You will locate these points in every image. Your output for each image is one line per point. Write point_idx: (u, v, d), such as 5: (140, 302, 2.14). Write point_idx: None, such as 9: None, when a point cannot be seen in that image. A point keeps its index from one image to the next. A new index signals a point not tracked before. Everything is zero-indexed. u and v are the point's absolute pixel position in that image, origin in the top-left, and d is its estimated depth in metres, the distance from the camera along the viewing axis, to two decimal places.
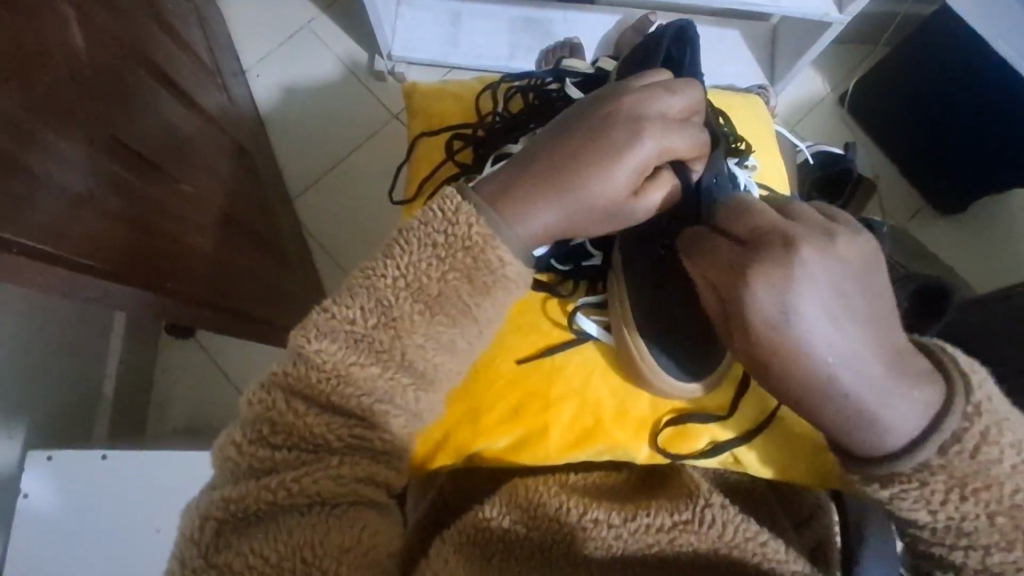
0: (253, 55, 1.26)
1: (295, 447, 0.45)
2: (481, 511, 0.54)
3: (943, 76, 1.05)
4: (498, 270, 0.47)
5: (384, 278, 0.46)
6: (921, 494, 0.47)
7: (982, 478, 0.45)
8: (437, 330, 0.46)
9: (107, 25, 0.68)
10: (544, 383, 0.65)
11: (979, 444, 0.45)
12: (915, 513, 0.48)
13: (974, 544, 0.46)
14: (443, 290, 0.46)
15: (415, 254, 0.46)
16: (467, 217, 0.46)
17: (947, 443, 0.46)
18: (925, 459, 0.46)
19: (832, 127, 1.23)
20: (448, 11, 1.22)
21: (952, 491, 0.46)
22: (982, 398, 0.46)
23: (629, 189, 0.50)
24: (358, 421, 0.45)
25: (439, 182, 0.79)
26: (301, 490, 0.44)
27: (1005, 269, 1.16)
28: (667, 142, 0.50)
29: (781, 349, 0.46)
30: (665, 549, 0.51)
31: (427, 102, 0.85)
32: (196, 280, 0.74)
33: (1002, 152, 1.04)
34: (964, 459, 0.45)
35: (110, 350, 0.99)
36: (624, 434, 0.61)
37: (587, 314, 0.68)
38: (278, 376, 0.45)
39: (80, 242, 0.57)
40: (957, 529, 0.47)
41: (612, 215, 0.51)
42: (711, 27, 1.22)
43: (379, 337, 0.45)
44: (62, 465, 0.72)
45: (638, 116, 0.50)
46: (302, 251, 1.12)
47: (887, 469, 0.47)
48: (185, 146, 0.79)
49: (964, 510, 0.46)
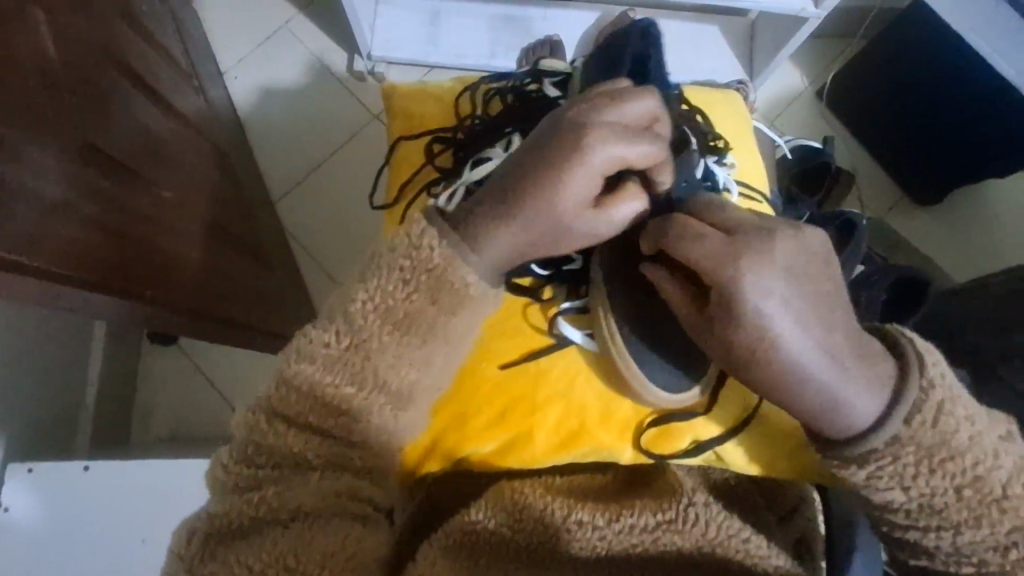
0: (230, 56, 1.25)
1: (278, 465, 0.47)
2: (467, 514, 0.54)
3: (918, 69, 1.06)
4: (463, 291, 0.49)
5: (355, 301, 0.48)
6: (894, 469, 0.49)
7: (946, 450, 0.49)
8: (408, 349, 0.48)
9: (80, 29, 0.67)
10: (530, 387, 0.65)
11: (937, 415, 0.49)
12: (889, 493, 0.51)
13: (947, 522, 0.50)
14: (410, 311, 0.48)
15: (382, 279, 0.48)
16: (430, 241, 0.48)
17: (911, 415, 0.49)
18: (892, 433, 0.49)
19: (811, 121, 1.24)
20: (428, 9, 1.21)
21: (921, 464, 0.49)
22: (934, 374, 0.50)
23: (581, 201, 0.50)
24: (337, 441, 0.47)
25: (419, 185, 0.79)
26: (282, 505, 0.45)
27: (981, 258, 1.19)
28: (613, 149, 0.49)
29: (753, 335, 0.48)
30: (649, 549, 0.51)
31: (406, 103, 0.85)
32: (178, 287, 0.73)
33: (978, 143, 1.06)
34: (928, 430, 0.49)
35: (91, 359, 0.98)
36: (609, 436, 0.63)
37: (570, 320, 0.68)
38: (261, 398, 0.47)
39: (56, 251, 0.56)
40: (928, 506, 0.50)
41: (570, 228, 0.51)
42: (690, 23, 1.22)
43: (352, 359, 0.47)
44: (44, 477, 0.71)
45: (581, 127, 0.49)
46: (285, 255, 1.11)
47: (860, 448, 0.50)
48: (163, 150, 0.78)
49: (934, 485, 0.49)
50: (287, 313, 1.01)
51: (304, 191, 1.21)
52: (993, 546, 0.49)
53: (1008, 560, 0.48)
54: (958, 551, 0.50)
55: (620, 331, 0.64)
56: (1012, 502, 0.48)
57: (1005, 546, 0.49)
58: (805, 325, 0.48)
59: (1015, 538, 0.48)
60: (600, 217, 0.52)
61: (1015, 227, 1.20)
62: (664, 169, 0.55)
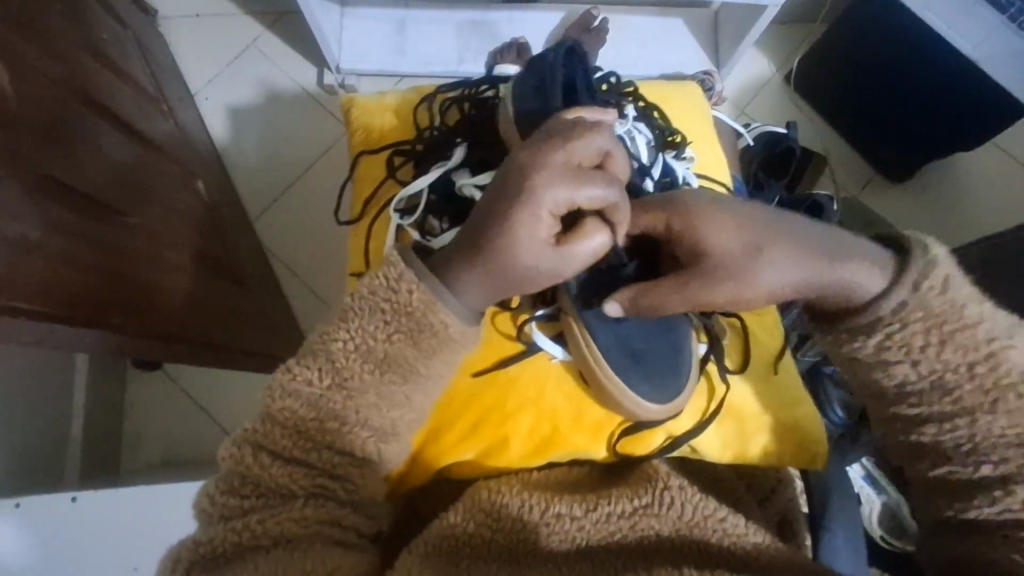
0: (199, 78, 1.25)
1: (262, 495, 0.49)
2: (445, 519, 0.54)
3: (878, 52, 1.07)
4: (441, 331, 0.52)
5: (337, 340, 0.51)
6: (902, 338, 0.50)
7: (955, 320, 0.49)
8: (389, 387, 0.51)
9: (35, 63, 0.68)
10: (501, 398, 0.67)
11: (945, 281, 0.50)
12: (898, 369, 0.51)
13: (961, 408, 0.50)
14: (390, 352, 0.51)
15: (365, 321, 0.51)
16: (408, 284, 0.51)
17: (919, 281, 0.50)
18: (898, 298, 0.50)
19: (780, 106, 1.25)
20: (393, 20, 1.22)
21: (931, 334, 0.50)
22: (939, 251, 0.51)
23: (535, 248, 0.50)
24: (321, 472, 0.50)
25: (384, 201, 0.80)
26: (265, 531, 0.48)
27: (957, 229, 1.20)
28: (551, 197, 0.48)
29: (725, 253, 0.52)
30: (627, 535, 0.53)
31: (367, 118, 0.86)
32: (155, 314, 0.73)
33: (945, 118, 1.07)
34: (937, 296, 0.50)
35: (75, 389, 0.98)
36: (583, 438, 0.66)
37: (540, 328, 0.69)
38: (248, 432, 0.50)
39: (22, 286, 0.56)
40: (941, 387, 0.50)
41: (533, 270, 0.51)
42: (653, 17, 1.23)
43: (333, 398, 0.50)
44: (31, 512, 0.70)
45: (521, 178, 0.49)
46: (265, 274, 1.11)
47: (865, 317, 0.51)
48: (132, 177, 0.78)
49: (946, 360, 0.50)
50: (272, 330, 1.01)
51: (282, 207, 1.21)
52: (1019, 443, 0.48)
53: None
54: (978, 446, 0.49)
55: (599, 348, 0.64)
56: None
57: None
58: (761, 224, 0.52)
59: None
60: (562, 258, 0.51)
61: (988, 196, 1.21)
62: (624, 203, 0.52)
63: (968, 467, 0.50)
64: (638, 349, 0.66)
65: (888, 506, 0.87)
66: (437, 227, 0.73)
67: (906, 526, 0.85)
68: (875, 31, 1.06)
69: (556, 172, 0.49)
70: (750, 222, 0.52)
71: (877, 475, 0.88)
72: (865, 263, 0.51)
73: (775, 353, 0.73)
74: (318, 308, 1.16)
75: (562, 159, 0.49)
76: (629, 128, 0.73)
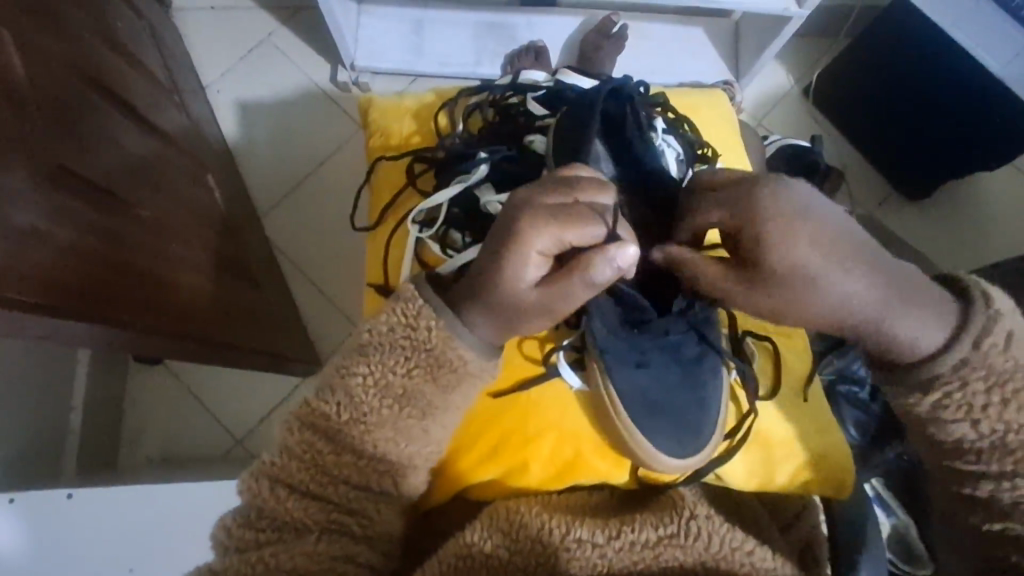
0: (211, 71, 1.23)
1: (278, 528, 0.48)
2: (463, 537, 0.52)
3: (899, 67, 1.06)
4: (459, 367, 0.50)
5: (356, 375, 0.49)
6: (962, 397, 0.48)
7: (1018, 380, 0.47)
8: (405, 422, 0.49)
9: (46, 46, 0.65)
10: (521, 421, 0.66)
11: (1008, 339, 0.47)
12: (958, 428, 0.49)
13: (1022, 466, 0.47)
14: (408, 387, 0.49)
15: (383, 356, 0.50)
16: (426, 320, 0.50)
17: (980, 337, 0.47)
18: (957, 356, 0.48)
19: (799, 120, 1.24)
20: (411, 19, 1.20)
21: (992, 393, 0.47)
22: (1003, 304, 0.48)
23: (522, 295, 0.49)
24: (337, 507, 0.48)
25: (404, 208, 0.79)
26: (277, 566, 0.45)
27: (972, 249, 1.18)
28: (535, 242, 0.47)
29: (799, 270, 0.48)
30: (651, 565, 0.51)
31: (385, 122, 0.85)
32: (164, 309, 0.71)
33: (969, 137, 1.05)
34: (999, 353, 0.47)
35: (75, 384, 0.96)
36: (604, 465, 0.65)
37: (568, 358, 0.67)
38: (265, 465, 0.49)
39: (30, 279, 0.55)
40: (1002, 446, 0.48)
41: (518, 313, 0.49)
42: (673, 26, 1.21)
43: (351, 431, 0.49)
44: (26, 506, 0.68)
45: (511, 224, 0.48)
46: (273, 273, 1.09)
47: (925, 374, 0.49)
48: (142, 167, 0.76)
49: (1010, 419, 0.47)
50: (280, 330, 0.99)
51: (291, 207, 1.19)
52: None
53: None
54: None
55: (616, 393, 0.63)
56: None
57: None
58: (831, 238, 0.48)
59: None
60: (542, 301, 0.49)
61: (1005, 218, 1.19)
62: (629, 246, 0.48)
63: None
64: (656, 399, 0.64)
65: (897, 530, 0.83)
66: (459, 241, 0.72)
67: (919, 553, 0.81)
68: (897, 46, 1.05)
69: (544, 221, 0.47)
70: (837, 244, 0.48)
71: (885, 497, 0.86)
72: (924, 313, 0.48)
73: (802, 377, 0.72)
74: (330, 315, 1.14)
75: (554, 207, 0.47)
76: (660, 143, 0.72)
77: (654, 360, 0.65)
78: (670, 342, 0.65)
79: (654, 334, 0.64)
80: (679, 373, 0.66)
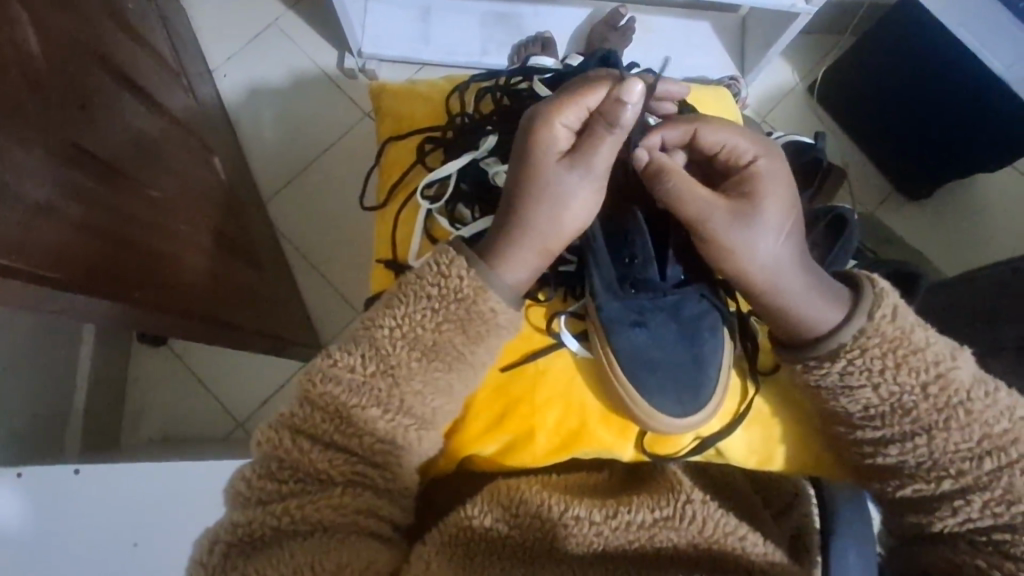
0: (218, 53, 1.23)
1: (299, 480, 0.51)
2: (464, 510, 0.56)
3: (904, 68, 1.06)
4: (490, 318, 0.56)
5: (382, 328, 0.54)
6: (862, 360, 0.57)
7: (908, 346, 0.56)
8: (434, 374, 0.55)
9: (59, 25, 0.66)
10: (530, 390, 0.67)
11: (893, 311, 0.57)
12: (862, 394, 0.57)
13: (919, 427, 0.56)
14: (438, 339, 0.55)
15: (412, 306, 0.55)
16: (459, 270, 0.55)
17: (871, 310, 0.57)
18: (856, 326, 0.57)
19: (802, 116, 1.24)
20: (419, 6, 1.20)
21: (887, 357, 0.56)
22: (884, 285, 0.59)
23: (555, 166, 0.58)
24: (361, 458, 0.52)
25: (411, 188, 0.80)
26: (303, 517, 0.49)
27: (969, 250, 1.19)
28: (561, 116, 0.57)
29: (753, 228, 0.58)
30: (646, 545, 0.54)
31: (396, 104, 0.85)
32: (170, 289, 0.72)
33: (967, 139, 1.06)
34: (889, 323, 0.57)
35: (81, 362, 0.97)
36: (610, 435, 0.66)
37: (570, 327, 0.69)
38: (284, 417, 0.52)
39: (44, 254, 0.56)
40: (900, 408, 0.56)
41: (549, 194, 0.58)
42: (681, 19, 1.22)
43: (377, 383, 0.53)
44: (35, 479, 0.69)
45: (542, 110, 0.58)
46: (277, 256, 1.10)
47: (830, 343, 0.58)
48: (151, 148, 0.76)
49: (901, 382, 0.56)
50: (283, 314, 1.00)
51: (295, 189, 1.20)
52: (971, 456, 0.54)
53: (983, 471, 0.54)
54: (936, 462, 0.55)
55: (616, 356, 0.65)
56: (977, 406, 0.54)
57: (979, 456, 0.54)
58: (783, 213, 0.59)
59: (987, 446, 0.54)
60: (570, 167, 0.57)
61: (1004, 219, 1.20)
62: (634, 82, 0.53)
63: (931, 484, 0.56)
64: (653, 359, 0.66)
65: None
66: (467, 216, 0.74)
67: None
68: (901, 46, 1.05)
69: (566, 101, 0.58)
70: (784, 216, 0.59)
71: None
72: (827, 295, 0.58)
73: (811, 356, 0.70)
74: (331, 297, 1.16)
75: (573, 89, 0.58)
76: None
77: (652, 321, 0.68)
78: (667, 301, 0.68)
79: (651, 292, 0.68)
80: (678, 334, 0.68)
